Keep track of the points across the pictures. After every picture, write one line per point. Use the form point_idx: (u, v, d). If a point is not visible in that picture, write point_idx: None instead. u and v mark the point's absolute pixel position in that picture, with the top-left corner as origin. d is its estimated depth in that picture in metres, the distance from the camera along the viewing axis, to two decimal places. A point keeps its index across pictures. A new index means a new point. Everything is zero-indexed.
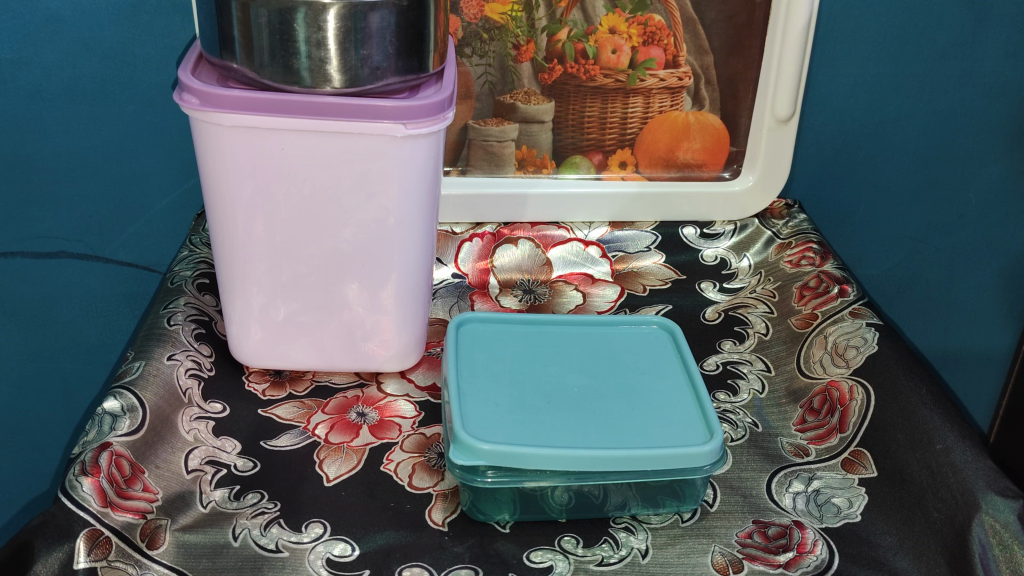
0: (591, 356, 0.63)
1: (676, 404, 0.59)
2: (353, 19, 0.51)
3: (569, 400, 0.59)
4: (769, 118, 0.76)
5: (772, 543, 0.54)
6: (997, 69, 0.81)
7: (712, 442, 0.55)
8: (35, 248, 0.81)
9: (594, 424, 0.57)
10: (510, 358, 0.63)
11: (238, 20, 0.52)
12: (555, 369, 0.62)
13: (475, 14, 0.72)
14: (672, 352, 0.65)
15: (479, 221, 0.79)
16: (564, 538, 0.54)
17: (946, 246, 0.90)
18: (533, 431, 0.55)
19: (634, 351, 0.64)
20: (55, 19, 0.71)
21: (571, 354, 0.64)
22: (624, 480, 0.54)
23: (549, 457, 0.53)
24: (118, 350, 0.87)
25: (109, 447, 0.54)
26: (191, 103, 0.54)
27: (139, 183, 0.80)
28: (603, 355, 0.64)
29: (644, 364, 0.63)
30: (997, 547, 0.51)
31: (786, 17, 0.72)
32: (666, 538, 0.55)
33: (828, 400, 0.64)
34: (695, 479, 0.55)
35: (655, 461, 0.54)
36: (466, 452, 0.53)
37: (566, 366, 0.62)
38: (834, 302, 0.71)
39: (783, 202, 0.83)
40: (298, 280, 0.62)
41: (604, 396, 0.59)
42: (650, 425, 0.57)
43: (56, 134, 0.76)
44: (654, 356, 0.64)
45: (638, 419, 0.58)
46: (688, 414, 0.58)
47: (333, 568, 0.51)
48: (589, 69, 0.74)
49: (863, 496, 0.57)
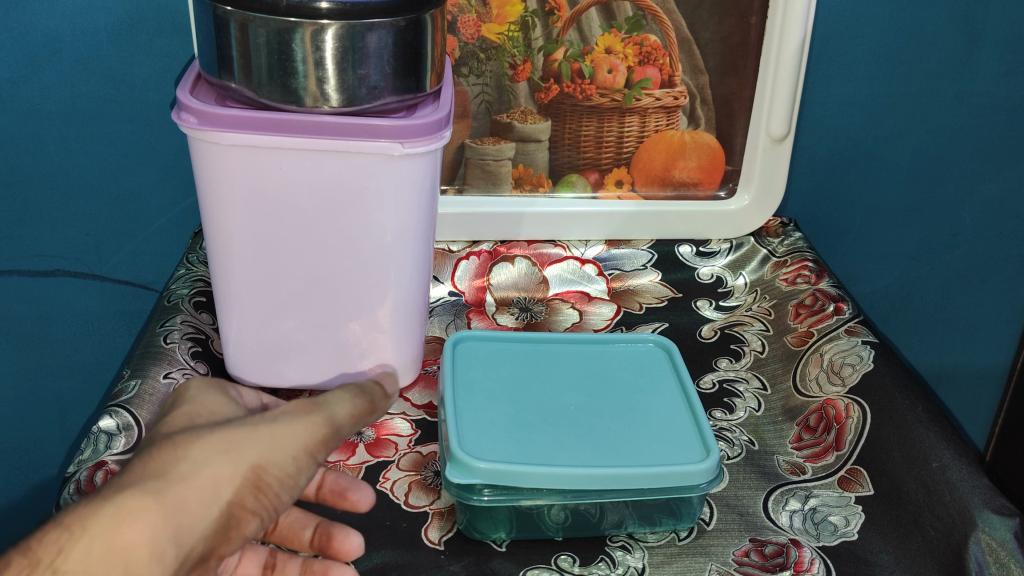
0: (586, 374, 0.63)
1: (672, 423, 0.59)
2: (351, 39, 0.51)
3: (565, 418, 0.59)
4: (763, 138, 0.76)
5: (769, 562, 0.54)
6: (990, 89, 0.81)
7: (709, 460, 0.55)
8: (32, 267, 0.81)
9: (591, 442, 0.57)
10: (507, 375, 0.63)
11: (237, 40, 0.52)
12: (551, 387, 0.62)
13: (472, 34, 0.72)
14: (668, 371, 0.65)
15: (475, 239, 0.80)
16: (560, 557, 0.54)
17: (940, 264, 0.90)
18: (531, 449, 0.55)
19: (630, 369, 0.65)
20: (54, 39, 0.72)
21: (567, 371, 0.64)
22: (623, 498, 0.54)
23: (547, 475, 0.53)
24: (113, 368, 0.87)
25: (103, 466, 0.55)
26: (189, 122, 0.55)
27: (135, 202, 0.80)
28: (598, 372, 0.64)
29: (640, 383, 0.63)
30: (994, 566, 0.51)
31: (780, 36, 0.72)
32: (662, 557, 0.55)
33: (825, 418, 0.64)
34: (693, 496, 0.55)
35: (652, 479, 0.54)
36: (463, 471, 0.53)
37: (562, 385, 0.62)
38: (829, 320, 0.71)
39: (778, 220, 0.84)
40: (294, 298, 0.62)
41: (599, 415, 0.59)
42: (647, 444, 0.57)
43: (54, 154, 0.77)
44: (650, 374, 0.64)
45: (634, 436, 0.58)
46: (684, 434, 0.58)
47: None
48: (585, 88, 0.75)
49: (859, 514, 0.57)
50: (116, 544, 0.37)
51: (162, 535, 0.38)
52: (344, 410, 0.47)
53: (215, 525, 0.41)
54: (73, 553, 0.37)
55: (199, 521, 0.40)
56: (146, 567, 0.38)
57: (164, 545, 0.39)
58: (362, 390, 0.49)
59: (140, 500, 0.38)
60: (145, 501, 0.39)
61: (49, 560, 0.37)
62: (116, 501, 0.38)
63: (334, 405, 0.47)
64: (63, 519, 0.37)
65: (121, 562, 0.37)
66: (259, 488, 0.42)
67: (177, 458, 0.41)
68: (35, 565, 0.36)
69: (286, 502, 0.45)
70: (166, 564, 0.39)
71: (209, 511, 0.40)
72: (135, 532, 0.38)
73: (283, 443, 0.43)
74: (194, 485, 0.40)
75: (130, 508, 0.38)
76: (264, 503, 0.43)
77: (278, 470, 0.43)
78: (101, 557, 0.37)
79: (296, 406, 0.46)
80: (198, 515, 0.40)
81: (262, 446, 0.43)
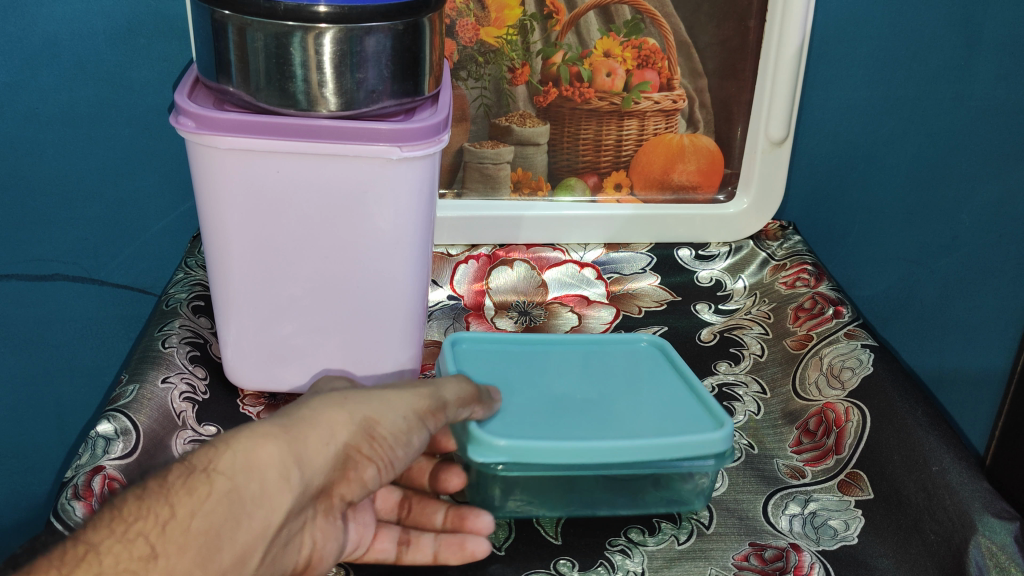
0: (591, 369, 0.63)
1: (678, 407, 0.59)
2: (349, 43, 0.51)
3: (574, 406, 0.58)
4: (762, 141, 0.76)
5: (768, 566, 0.53)
6: (990, 92, 0.81)
7: (721, 431, 0.55)
8: (30, 271, 0.81)
9: (604, 424, 0.56)
10: (511, 372, 0.62)
11: (234, 44, 0.52)
12: (557, 381, 0.61)
13: (470, 38, 0.72)
14: (665, 365, 0.65)
15: (474, 243, 0.80)
16: (559, 561, 0.53)
17: (940, 267, 0.90)
18: (547, 430, 0.55)
19: (633, 362, 0.65)
20: (52, 42, 0.72)
21: (572, 367, 0.64)
22: (639, 470, 0.53)
23: (559, 450, 0.52)
24: (113, 373, 0.87)
25: (101, 471, 0.55)
26: (188, 126, 0.55)
27: (133, 206, 0.80)
28: (604, 368, 0.64)
29: (643, 376, 0.63)
30: (994, 569, 0.51)
31: (779, 38, 0.72)
32: (662, 561, 0.54)
33: (825, 421, 0.64)
34: (707, 468, 0.55)
35: (673, 448, 0.53)
36: (483, 450, 0.52)
37: (568, 380, 0.62)
38: (829, 324, 0.71)
39: (778, 224, 0.84)
40: (293, 303, 0.62)
41: (608, 402, 0.59)
42: (659, 423, 0.57)
43: (53, 158, 0.77)
44: (651, 367, 0.64)
45: (650, 415, 0.58)
46: (689, 416, 0.58)
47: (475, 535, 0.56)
48: (585, 92, 0.74)
49: (858, 518, 0.57)
50: (252, 461, 0.44)
51: (286, 459, 0.44)
52: (451, 392, 0.51)
53: (334, 461, 0.46)
54: (223, 460, 0.44)
55: (319, 455, 0.46)
56: (275, 484, 0.44)
57: (290, 465, 0.45)
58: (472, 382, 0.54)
59: (270, 428, 0.45)
60: (274, 429, 0.45)
61: (203, 466, 0.43)
62: (252, 428, 0.45)
63: (443, 385, 0.51)
64: (213, 439, 0.45)
65: (256, 475, 0.44)
66: (372, 437, 0.48)
67: (303, 403, 0.47)
68: (192, 470, 0.43)
69: (400, 458, 0.49)
70: (293, 484, 0.44)
71: (329, 446, 0.46)
72: (267, 454, 0.44)
73: (395, 405, 0.49)
74: (316, 424, 0.46)
75: (261, 432, 0.45)
76: (379, 452, 0.48)
77: (390, 425, 0.48)
78: (243, 469, 0.44)
79: (409, 381, 0.51)
80: (320, 449, 0.46)
81: (376, 404, 0.48)
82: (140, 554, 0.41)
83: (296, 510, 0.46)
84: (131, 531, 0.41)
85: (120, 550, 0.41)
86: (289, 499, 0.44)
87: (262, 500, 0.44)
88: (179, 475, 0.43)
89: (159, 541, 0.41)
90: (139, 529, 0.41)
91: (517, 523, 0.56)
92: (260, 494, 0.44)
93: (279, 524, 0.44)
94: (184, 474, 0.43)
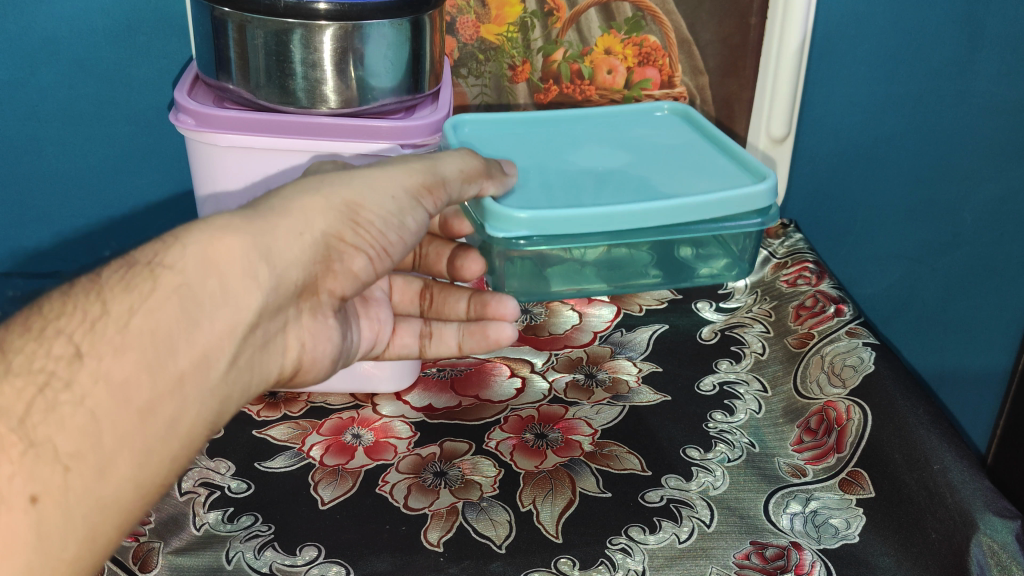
0: (609, 142, 0.57)
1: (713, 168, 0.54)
2: (348, 40, 0.51)
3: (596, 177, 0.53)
4: (763, 139, 0.77)
5: (769, 564, 0.53)
6: (993, 90, 0.81)
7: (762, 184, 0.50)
8: (30, 267, 0.81)
9: (634, 188, 0.51)
10: (521, 150, 0.56)
11: (234, 41, 0.52)
12: (573, 153, 0.56)
13: (471, 35, 0.72)
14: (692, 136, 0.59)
15: None
16: (560, 560, 0.53)
17: (941, 266, 0.89)
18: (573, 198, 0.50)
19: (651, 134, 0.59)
20: (52, 39, 0.71)
21: (588, 139, 0.58)
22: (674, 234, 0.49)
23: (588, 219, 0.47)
24: None
25: None
26: (187, 123, 0.55)
27: (135, 206, 0.80)
28: (616, 136, 0.58)
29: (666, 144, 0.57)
30: (994, 568, 0.52)
31: (781, 35, 0.72)
32: (663, 560, 0.54)
33: (825, 420, 0.64)
34: (751, 228, 0.50)
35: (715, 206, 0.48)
36: (505, 226, 0.48)
37: (585, 151, 0.56)
38: (829, 322, 0.71)
39: (778, 223, 0.85)
40: None
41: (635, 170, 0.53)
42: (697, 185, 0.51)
43: (54, 157, 0.77)
44: (671, 137, 0.58)
45: (676, 176, 0.53)
46: (726, 175, 0.53)
47: (475, 525, 0.55)
48: (585, 89, 0.76)
49: (861, 517, 0.57)
50: (209, 253, 0.38)
51: (251, 252, 0.39)
52: (452, 168, 0.47)
53: (315, 252, 0.42)
54: (171, 253, 0.38)
55: (294, 245, 0.41)
56: (240, 281, 0.39)
57: (257, 258, 0.39)
58: (479, 156, 0.49)
59: (228, 219, 0.39)
60: (233, 221, 0.39)
61: (147, 260, 0.37)
62: (205, 222, 0.39)
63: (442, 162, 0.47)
64: (159, 233, 0.39)
65: (215, 271, 0.38)
66: (356, 222, 0.43)
67: (273, 194, 0.42)
68: (134, 264, 0.37)
69: (393, 242, 0.46)
70: (259, 281, 0.39)
71: (305, 237, 0.41)
72: (225, 248, 0.38)
73: (381, 186, 0.45)
74: (287, 214, 0.41)
75: (217, 224, 0.39)
76: (365, 240, 0.44)
77: (376, 210, 0.44)
78: (199, 266, 0.38)
79: (401, 159, 0.47)
80: (292, 240, 0.41)
81: (360, 186, 0.44)
82: (64, 353, 0.34)
83: (270, 308, 0.41)
84: (51, 328, 0.35)
85: (37, 349, 0.34)
86: (256, 296, 0.39)
87: (226, 300, 0.38)
88: (115, 270, 0.37)
89: (87, 342, 0.35)
90: (60, 328, 0.35)
91: (517, 520, 0.56)
92: (222, 294, 0.38)
93: (251, 324, 0.39)
94: (122, 269, 0.37)
